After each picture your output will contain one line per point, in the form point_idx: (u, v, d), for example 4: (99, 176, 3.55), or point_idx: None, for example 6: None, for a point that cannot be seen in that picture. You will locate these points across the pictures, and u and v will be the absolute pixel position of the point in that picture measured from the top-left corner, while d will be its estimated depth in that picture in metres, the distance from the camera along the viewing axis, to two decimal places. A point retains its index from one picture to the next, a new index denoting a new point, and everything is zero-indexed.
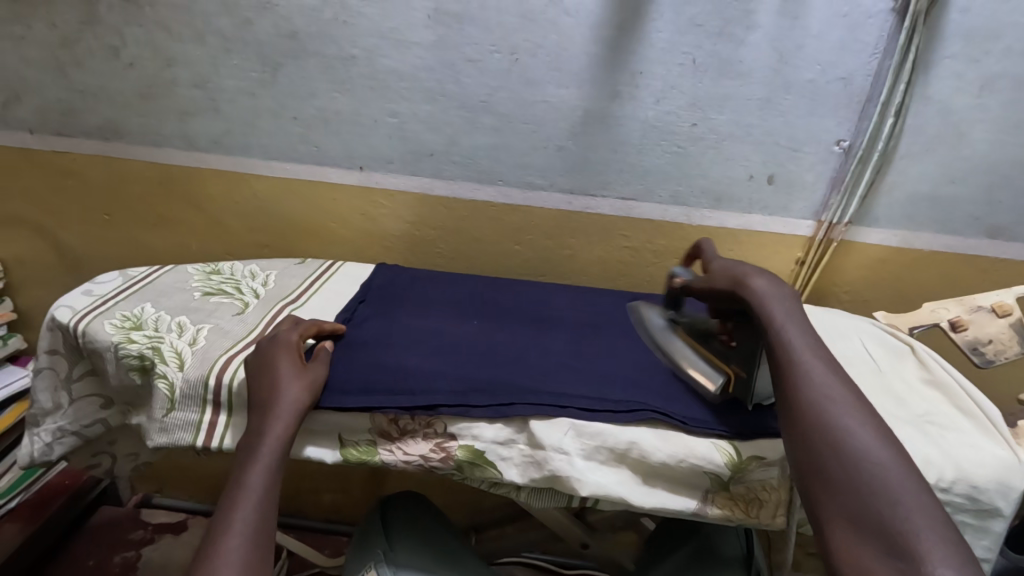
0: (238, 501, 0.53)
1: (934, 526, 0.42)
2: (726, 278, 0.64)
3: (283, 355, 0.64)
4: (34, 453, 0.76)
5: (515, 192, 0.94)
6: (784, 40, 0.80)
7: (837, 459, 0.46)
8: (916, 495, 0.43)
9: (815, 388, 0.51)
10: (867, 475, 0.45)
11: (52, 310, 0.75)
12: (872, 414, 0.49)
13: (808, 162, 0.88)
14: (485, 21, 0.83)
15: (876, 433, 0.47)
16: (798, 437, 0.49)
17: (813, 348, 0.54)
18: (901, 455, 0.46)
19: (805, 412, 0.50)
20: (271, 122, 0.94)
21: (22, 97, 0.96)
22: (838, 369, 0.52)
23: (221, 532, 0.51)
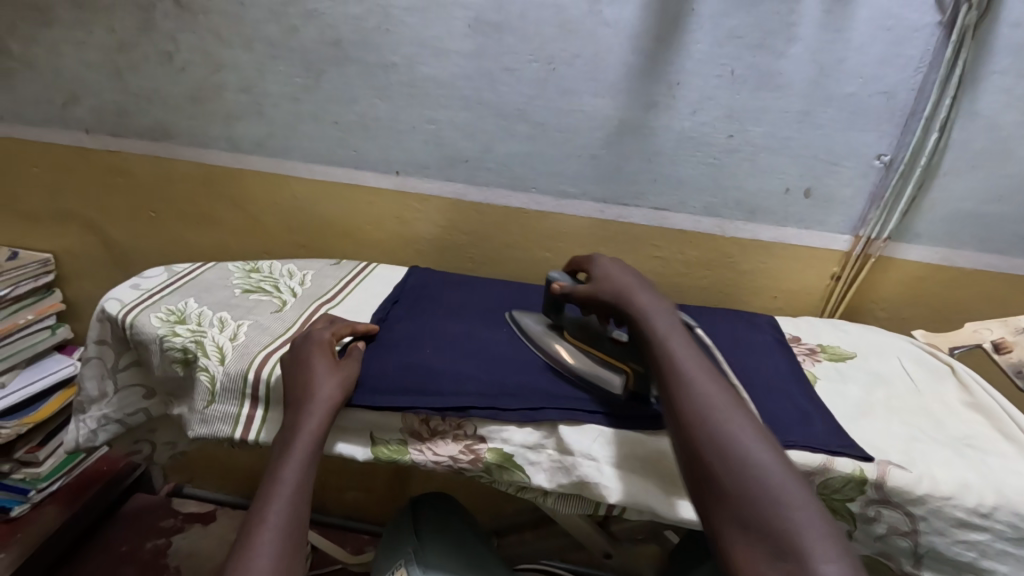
0: (273, 493, 0.55)
1: (816, 521, 0.44)
2: (609, 288, 0.66)
3: (316, 352, 0.65)
4: (79, 438, 0.79)
5: (548, 200, 0.95)
6: (826, 53, 0.80)
7: (723, 466, 0.48)
8: (797, 494, 0.45)
9: (698, 398, 0.53)
10: (749, 480, 0.47)
11: (102, 302, 0.78)
12: (754, 419, 0.52)
13: (846, 176, 0.87)
14: (524, 31, 0.84)
15: (757, 438, 0.49)
16: (688, 448, 0.51)
17: (696, 361, 0.56)
18: (781, 456, 0.49)
19: (692, 423, 0.51)
20: (311, 126, 0.96)
21: (79, 99, 1.01)
22: (717, 380, 0.55)
23: (256, 523, 0.53)
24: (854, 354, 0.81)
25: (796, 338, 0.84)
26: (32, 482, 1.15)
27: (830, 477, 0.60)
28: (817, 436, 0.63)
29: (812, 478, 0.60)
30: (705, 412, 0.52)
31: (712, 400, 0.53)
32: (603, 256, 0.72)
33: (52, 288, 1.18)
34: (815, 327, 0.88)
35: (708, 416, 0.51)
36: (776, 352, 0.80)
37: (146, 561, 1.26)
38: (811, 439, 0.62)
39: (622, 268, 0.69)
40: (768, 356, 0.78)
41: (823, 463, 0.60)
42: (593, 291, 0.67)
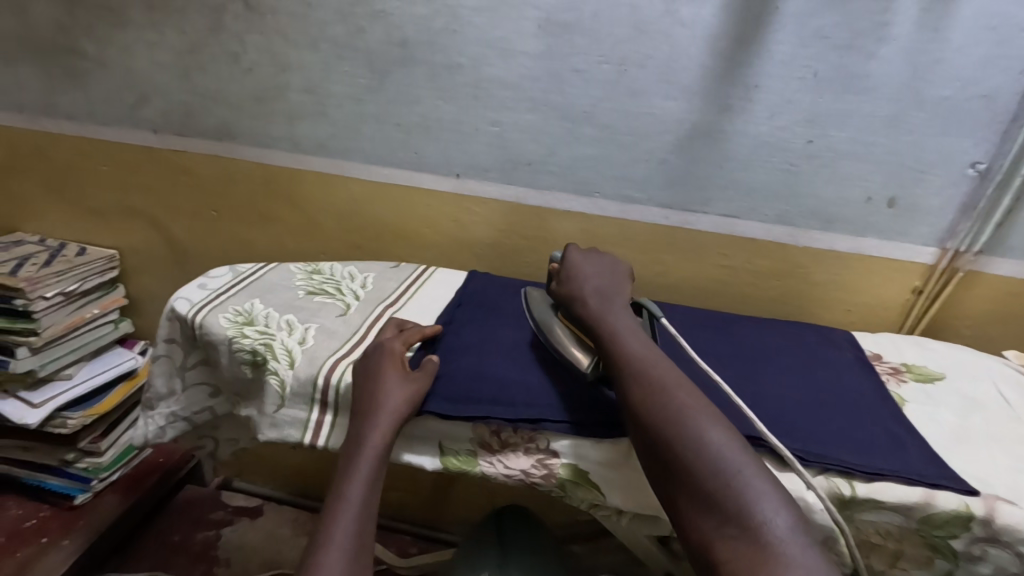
0: (340, 510, 0.55)
1: (762, 485, 0.48)
2: (581, 279, 0.70)
3: (386, 363, 0.64)
4: (148, 434, 0.82)
5: (611, 205, 0.92)
6: (920, 54, 0.75)
7: (675, 447, 0.51)
8: (744, 462, 0.50)
9: (645, 385, 0.57)
10: (694, 456, 0.50)
11: (172, 301, 0.79)
12: (699, 399, 0.55)
13: (936, 186, 0.82)
14: (595, 32, 0.82)
15: (700, 416, 0.53)
16: (642, 433, 0.54)
17: (647, 352, 0.60)
18: (727, 430, 0.53)
19: (641, 409, 0.55)
20: (374, 128, 0.96)
21: (148, 99, 1.03)
22: (662, 366, 0.59)
23: (323, 540, 0.53)
24: (944, 375, 0.76)
25: (878, 357, 0.80)
26: (94, 471, 1.19)
27: (933, 513, 0.56)
28: (913, 464, 0.59)
29: (912, 513, 0.57)
30: (656, 397, 0.55)
31: (663, 386, 0.56)
32: (576, 246, 0.77)
33: (116, 284, 1.22)
34: (897, 345, 0.83)
35: (658, 401, 0.55)
36: (857, 371, 0.75)
37: (196, 552, 1.27)
38: (908, 469, 0.58)
39: (595, 264, 0.73)
40: (849, 375, 0.74)
41: (924, 498, 0.56)
42: (565, 285, 0.70)
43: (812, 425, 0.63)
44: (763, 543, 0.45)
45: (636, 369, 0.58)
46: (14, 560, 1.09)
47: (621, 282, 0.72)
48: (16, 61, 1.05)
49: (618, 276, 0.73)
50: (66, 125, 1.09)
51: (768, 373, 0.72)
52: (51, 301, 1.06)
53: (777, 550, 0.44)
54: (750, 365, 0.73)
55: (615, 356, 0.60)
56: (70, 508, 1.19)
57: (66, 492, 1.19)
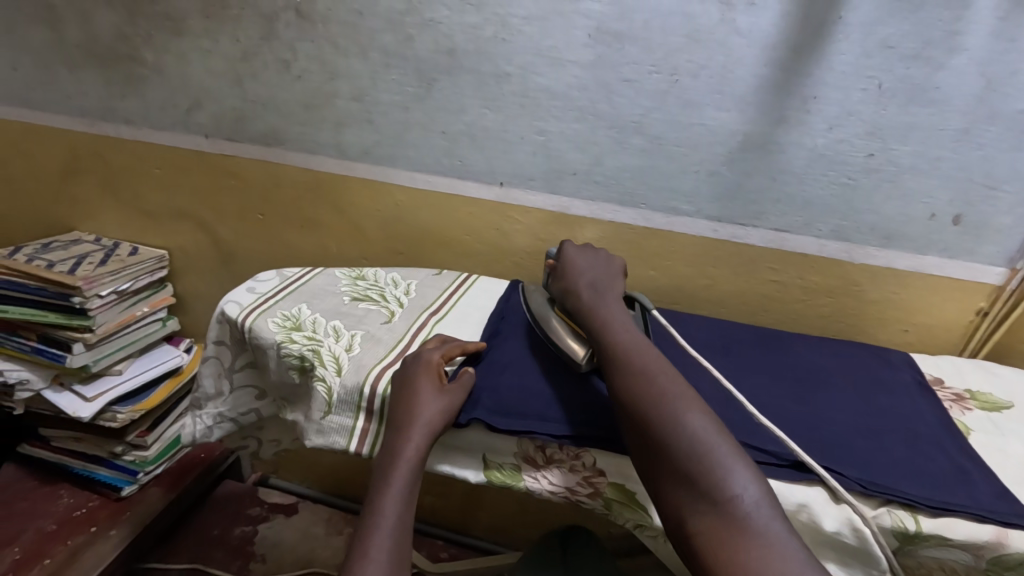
0: (375, 527, 0.54)
1: (735, 464, 0.49)
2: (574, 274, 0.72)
3: (423, 373, 0.64)
4: (196, 433, 0.83)
5: (658, 216, 0.90)
6: (995, 64, 0.71)
7: (651, 428, 0.52)
8: (719, 442, 0.50)
9: (627, 370, 0.57)
10: (671, 436, 0.51)
11: (222, 305, 0.80)
12: (678, 382, 0.56)
13: (1007, 203, 0.78)
14: (648, 41, 0.80)
15: (678, 397, 0.54)
16: (621, 414, 0.55)
17: (630, 338, 0.61)
18: (704, 411, 0.53)
19: (622, 393, 0.56)
20: (419, 135, 0.96)
21: (201, 105, 1.06)
22: (645, 352, 0.59)
23: (359, 558, 0.52)
24: (1012, 403, 0.72)
25: (939, 381, 0.76)
26: (140, 464, 1.23)
27: (1005, 553, 0.53)
28: (982, 498, 0.56)
29: (982, 552, 0.54)
30: (636, 379, 0.56)
31: (643, 369, 0.57)
32: (571, 242, 0.78)
33: (164, 283, 1.25)
34: (959, 368, 0.79)
35: (639, 385, 0.55)
36: (918, 396, 0.72)
37: (235, 547, 1.30)
38: (979, 504, 0.55)
39: (588, 257, 0.75)
40: (909, 400, 0.71)
41: (995, 536, 0.53)
42: (560, 280, 0.72)
43: (871, 453, 0.61)
44: (731, 518, 0.46)
45: (621, 354, 0.59)
46: (65, 549, 1.13)
47: (615, 274, 0.73)
48: (78, 68, 1.09)
49: (612, 269, 0.73)
50: (123, 130, 1.12)
51: (821, 394, 0.70)
52: (105, 299, 1.10)
53: (747, 522, 0.46)
54: (803, 386, 0.71)
55: (603, 344, 0.61)
56: (118, 499, 1.23)
57: (114, 483, 1.23)
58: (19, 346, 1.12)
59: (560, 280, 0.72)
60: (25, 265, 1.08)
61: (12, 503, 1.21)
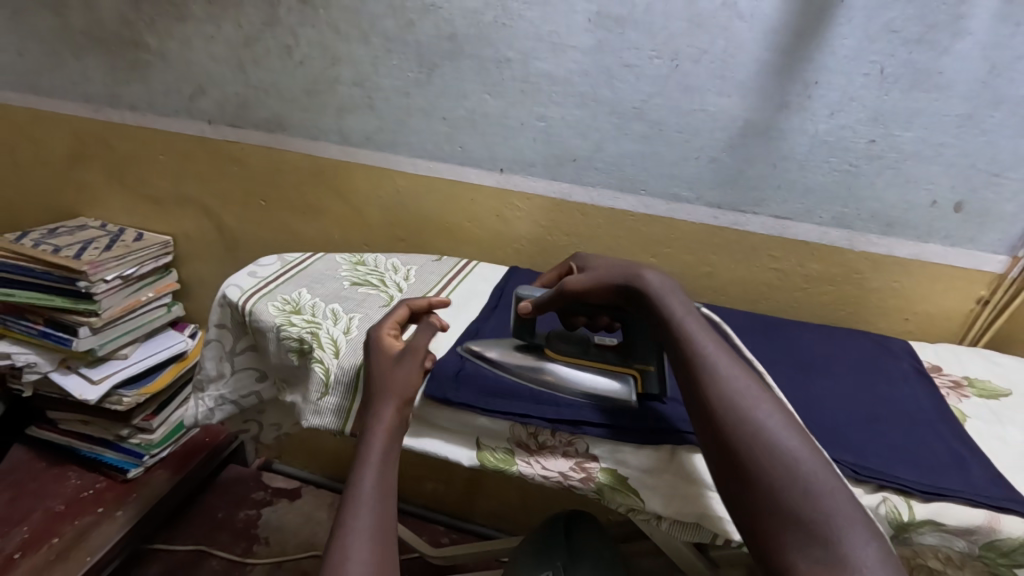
0: (360, 491, 0.51)
1: (852, 513, 0.39)
2: (613, 272, 0.62)
3: (377, 346, 0.64)
4: (199, 415, 0.84)
5: (658, 203, 0.90)
6: (1001, 49, 0.71)
7: (748, 449, 0.43)
8: (832, 481, 0.41)
9: (716, 377, 0.47)
10: (774, 465, 0.42)
11: (223, 288, 0.81)
12: (778, 400, 0.46)
13: (1010, 191, 0.77)
14: (649, 25, 0.80)
15: (782, 418, 0.44)
16: (706, 424, 0.46)
17: (712, 336, 0.51)
18: (809, 439, 0.44)
19: (713, 405, 0.46)
20: (421, 121, 0.96)
21: (205, 91, 1.07)
22: (734, 356, 0.49)
23: (345, 523, 0.48)
24: (1010, 391, 0.72)
25: (937, 368, 0.76)
26: (146, 447, 1.25)
27: (997, 539, 0.53)
28: (976, 484, 0.56)
29: (975, 537, 0.54)
30: (728, 391, 0.46)
31: (734, 376, 0.47)
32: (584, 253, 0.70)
33: (169, 268, 1.26)
34: (959, 356, 0.79)
35: (733, 397, 0.46)
36: (916, 384, 0.72)
37: (239, 529, 1.32)
38: (972, 490, 0.55)
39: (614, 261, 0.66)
40: (907, 388, 0.71)
41: (988, 521, 0.53)
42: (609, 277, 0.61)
43: (865, 439, 0.61)
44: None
45: (708, 356, 0.49)
46: (73, 528, 1.15)
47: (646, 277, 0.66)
48: (83, 53, 1.10)
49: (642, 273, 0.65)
50: (128, 116, 1.13)
51: (819, 382, 0.70)
52: (110, 284, 1.11)
53: None
54: (800, 374, 0.71)
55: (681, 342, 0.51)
56: (124, 481, 1.25)
57: (120, 465, 1.25)
58: (26, 330, 1.14)
59: (595, 278, 0.62)
60: (31, 250, 1.09)
61: (22, 483, 1.23)
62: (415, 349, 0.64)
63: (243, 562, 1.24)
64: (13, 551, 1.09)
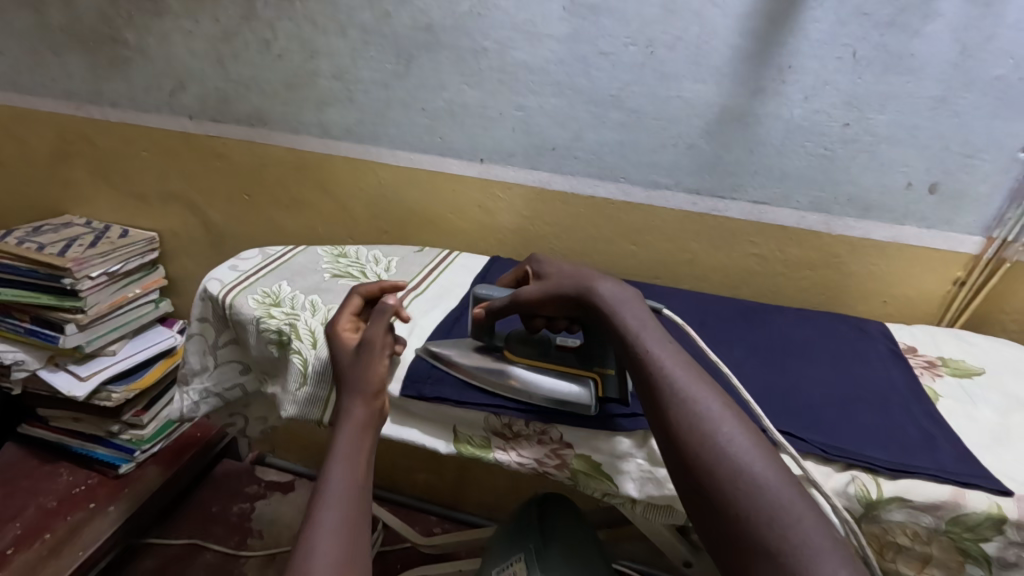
0: (327, 493, 0.50)
1: (821, 541, 0.37)
2: (566, 280, 0.60)
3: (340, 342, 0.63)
4: (183, 409, 0.85)
5: (637, 190, 0.90)
6: (971, 31, 0.71)
7: (712, 473, 0.42)
8: (798, 504, 0.39)
9: (678, 404, 0.46)
10: (741, 498, 0.40)
11: (205, 282, 0.81)
12: (744, 423, 0.45)
13: (984, 172, 0.78)
14: (624, 13, 0.80)
15: (747, 446, 0.43)
16: (670, 449, 0.45)
17: (674, 355, 0.50)
18: (778, 464, 0.42)
19: (677, 435, 0.45)
20: (400, 113, 0.97)
21: (185, 86, 1.06)
22: (698, 376, 0.48)
23: (309, 526, 0.47)
24: (983, 370, 0.73)
25: (913, 349, 0.76)
26: (137, 443, 1.26)
27: (963, 514, 0.54)
28: (944, 462, 0.57)
29: (942, 513, 0.54)
30: (690, 418, 0.45)
31: (696, 397, 0.46)
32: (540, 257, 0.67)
33: (156, 265, 1.27)
34: (934, 338, 0.79)
35: (695, 426, 0.44)
36: (891, 365, 0.72)
37: (233, 523, 1.33)
38: (939, 466, 0.56)
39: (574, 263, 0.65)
40: (881, 368, 0.71)
41: (954, 497, 0.54)
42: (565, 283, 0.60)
43: (838, 420, 0.62)
44: None
45: (668, 381, 0.48)
46: (65, 524, 1.15)
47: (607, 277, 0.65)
48: (62, 50, 1.09)
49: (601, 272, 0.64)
50: (110, 112, 1.13)
51: (795, 365, 0.70)
52: (96, 281, 1.11)
53: None
54: (775, 356, 0.72)
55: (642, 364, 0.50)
56: (116, 477, 1.26)
57: (111, 461, 1.26)
58: (14, 328, 1.14)
59: (549, 286, 0.60)
60: (16, 248, 1.09)
61: (15, 481, 1.24)
62: (371, 342, 0.60)
63: (237, 555, 1.25)
64: (6, 547, 1.10)
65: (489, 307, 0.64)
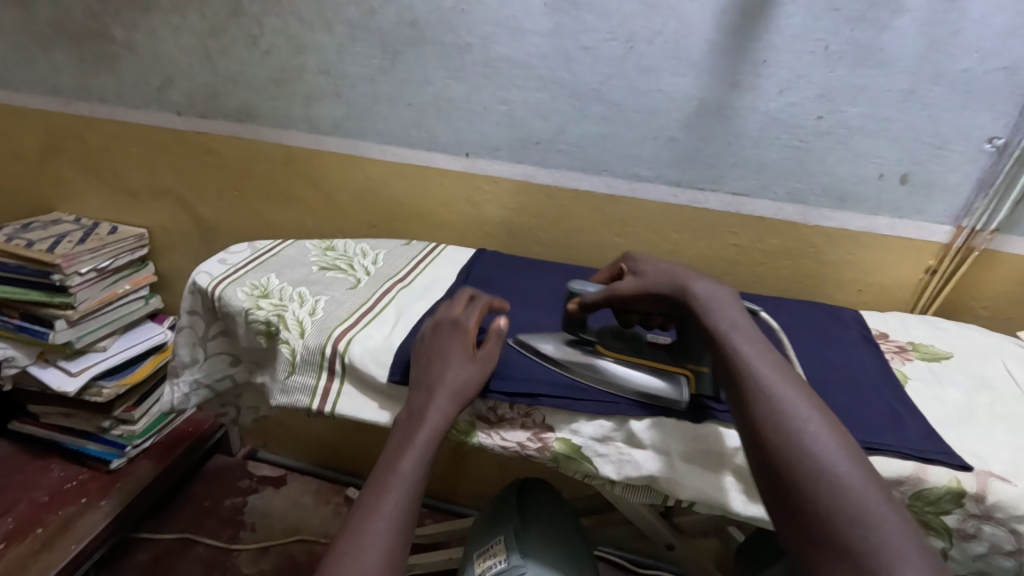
0: (393, 479, 0.52)
1: (900, 539, 0.38)
2: (660, 278, 0.60)
3: (455, 337, 0.63)
4: (174, 401, 0.85)
5: (620, 183, 0.92)
6: (938, 25, 0.73)
7: (794, 466, 0.43)
8: (881, 507, 0.39)
9: (765, 401, 0.46)
10: (823, 496, 0.41)
11: (194, 275, 0.82)
12: (832, 426, 0.45)
13: (953, 162, 0.80)
14: (605, 9, 0.82)
15: (834, 446, 0.43)
16: (753, 442, 0.46)
17: (763, 355, 0.50)
18: (864, 468, 0.42)
19: (762, 429, 0.45)
20: (387, 108, 0.98)
21: (173, 82, 1.07)
22: (786, 375, 0.48)
23: (369, 509, 0.50)
24: (952, 354, 0.75)
25: (884, 335, 0.79)
26: (128, 438, 1.27)
27: (925, 488, 0.56)
28: (910, 440, 0.59)
29: (905, 488, 0.57)
30: (776, 415, 0.45)
31: (786, 398, 0.46)
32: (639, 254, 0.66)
33: (145, 261, 1.27)
34: (906, 324, 0.82)
35: (782, 424, 0.45)
36: (864, 350, 0.75)
37: (225, 517, 1.34)
38: (905, 444, 0.58)
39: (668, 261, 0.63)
40: (855, 353, 0.74)
41: (916, 472, 0.56)
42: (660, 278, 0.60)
43: None
44: None
45: (757, 378, 0.48)
46: (57, 518, 1.16)
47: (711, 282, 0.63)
48: (50, 47, 1.10)
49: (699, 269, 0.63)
50: (98, 109, 1.14)
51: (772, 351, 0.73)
52: (85, 276, 1.12)
53: None
54: None
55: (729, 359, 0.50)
56: (108, 472, 1.27)
57: (103, 456, 1.27)
58: (4, 324, 1.15)
59: (642, 284, 0.61)
60: (5, 244, 1.10)
61: (6, 476, 1.25)
62: (490, 355, 0.63)
63: (229, 547, 1.27)
64: None
65: (582, 301, 0.65)
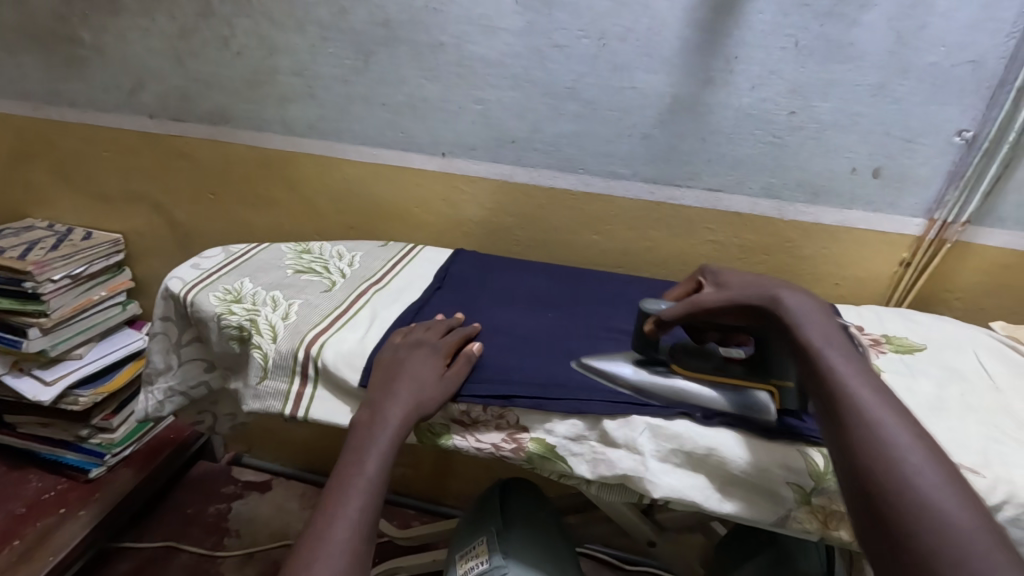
0: (353, 482, 0.54)
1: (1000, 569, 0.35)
2: (742, 292, 0.58)
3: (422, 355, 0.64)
4: (148, 408, 0.84)
5: (596, 181, 0.92)
6: (904, 19, 0.74)
7: (881, 481, 0.41)
8: (979, 537, 0.36)
9: (853, 413, 0.45)
10: (911, 515, 0.38)
11: (166, 281, 0.81)
12: (931, 448, 0.42)
13: (924, 155, 0.81)
14: (576, 6, 0.81)
15: (930, 468, 0.40)
16: (840, 454, 0.44)
17: (856, 369, 0.48)
18: (965, 494, 0.39)
19: (849, 441, 0.44)
20: (362, 108, 0.97)
21: (145, 85, 1.06)
22: (882, 392, 0.46)
23: (330, 514, 0.52)
24: (925, 346, 0.76)
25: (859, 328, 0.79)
26: (107, 446, 1.25)
27: None
28: None
29: None
30: (865, 429, 0.43)
31: (874, 413, 0.44)
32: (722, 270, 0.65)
33: (122, 267, 1.26)
34: (881, 317, 0.82)
35: (874, 438, 0.43)
36: None
37: (209, 523, 1.33)
38: None
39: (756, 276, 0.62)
40: None
41: None
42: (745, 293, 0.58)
43: None
44: None
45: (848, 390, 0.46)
46: (34, 530, 1.14)
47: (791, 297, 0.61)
48: (17, 51, 1.08)
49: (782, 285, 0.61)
50: (68, 113, 1.12)
51: None
52: (58, 284, 1.10)
53: None
54: None
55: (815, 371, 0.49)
56: (86, 481, 1.25)
57: (81, 465, 1.25)
58: None
59: (723, 297, 0.59)
60: None
61: None
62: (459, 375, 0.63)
63: (213, 555, 1.25)
64: None
65: (656, 320, 0.62)
